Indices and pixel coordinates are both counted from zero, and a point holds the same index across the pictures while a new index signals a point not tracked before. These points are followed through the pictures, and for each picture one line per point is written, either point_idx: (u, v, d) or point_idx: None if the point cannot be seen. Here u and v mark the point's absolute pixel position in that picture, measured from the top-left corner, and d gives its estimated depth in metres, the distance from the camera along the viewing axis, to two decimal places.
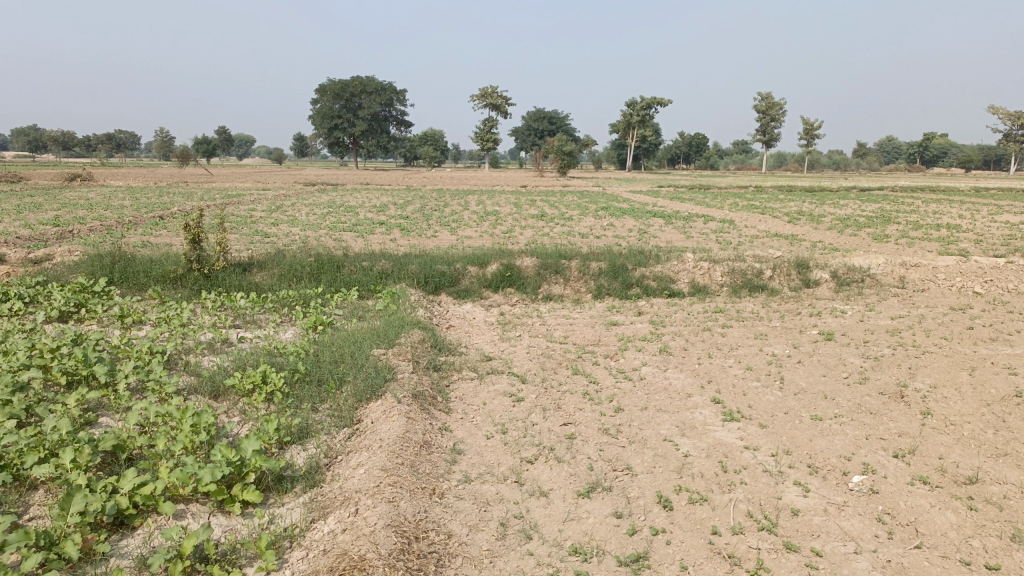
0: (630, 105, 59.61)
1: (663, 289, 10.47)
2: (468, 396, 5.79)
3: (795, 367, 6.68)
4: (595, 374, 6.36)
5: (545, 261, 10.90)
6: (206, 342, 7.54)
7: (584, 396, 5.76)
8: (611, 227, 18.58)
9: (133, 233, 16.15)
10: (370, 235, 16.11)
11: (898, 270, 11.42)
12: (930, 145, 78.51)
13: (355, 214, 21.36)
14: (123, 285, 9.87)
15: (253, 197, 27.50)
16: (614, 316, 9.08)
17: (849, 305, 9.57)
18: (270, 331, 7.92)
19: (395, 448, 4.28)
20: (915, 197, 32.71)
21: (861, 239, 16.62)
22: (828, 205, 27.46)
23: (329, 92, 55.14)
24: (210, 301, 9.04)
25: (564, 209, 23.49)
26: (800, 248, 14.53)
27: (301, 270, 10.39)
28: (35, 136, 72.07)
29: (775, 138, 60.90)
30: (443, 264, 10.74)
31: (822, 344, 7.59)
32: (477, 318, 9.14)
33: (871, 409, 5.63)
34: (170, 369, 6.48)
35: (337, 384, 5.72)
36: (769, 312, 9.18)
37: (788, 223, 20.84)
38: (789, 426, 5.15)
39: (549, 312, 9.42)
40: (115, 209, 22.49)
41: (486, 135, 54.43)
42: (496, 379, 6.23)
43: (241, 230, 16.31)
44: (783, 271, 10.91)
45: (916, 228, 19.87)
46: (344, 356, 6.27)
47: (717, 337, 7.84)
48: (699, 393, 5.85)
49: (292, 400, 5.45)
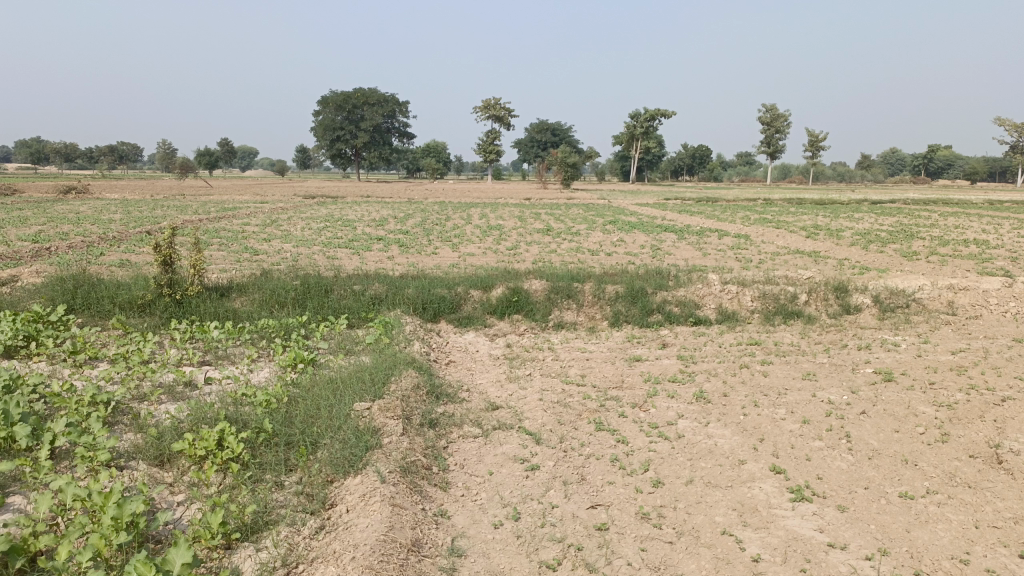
0: (633, 117, 58.71)
1: (688, 315, 9.38)
2: (470, 463, 4.72)
3: (861, 421, 5.61)
4: (623, 430, 5.28)
5: (555, 285, 9.86)
6: (165, 384, 6.48)
7: (613, 463, 4.68)
8: (621, 243, 17.59)
9: (114, 251, 15.16)
10: (366, 252, 15.09)
11: (944, 293, 10.32)
12: (936, 157, 77.53)
13: (353, 228, 20.37)
14: (85, 313, 8.83)
15: (249, 210, 26.57)
16: (636, 349, 8.02)
17: (899, 337, 8.51)
18: (242, 371, 6.87)
19: (371, 562, 3.23)
20: (931, 210, 31.57)
21: (890, 257, 15.56)
22: (843, 219, 26.41)
23: (332, 104, 54.26)
24: (180, 333, 8.00)
25: (571, 224, 22.44)
26: (828, 267, 13.48)
27: (284, 295, 9.34)
28: (36, 149, 71.43)
29: (780, 149, 59.92)
30: (442, 288, 9.71)
31: (882, 388, 6.51)
32: (480, 352, 8.07)
33: (968, 482, 4.57)
34: (115, 426, 5.41)
35: (309, 448, 4.65)
36: (811, 345, 8.10)
37: (806, 237, 19.84)
38: (875, 510, 4.11)
39: (562, 343, 8.36)
40: (102, 223, 21.56)
41: (489, 146, 53.50)
42: (504, 437, 5.16)
43: (227, 248, 15.25)
44: (819, 296, 9.87)
45: (943, 244, 18.77)
46: (320, 410, 5.19)
47: (758, 377, 6.76)
48: (753, 458, 4.77)
49: (251, 472, 4.38)
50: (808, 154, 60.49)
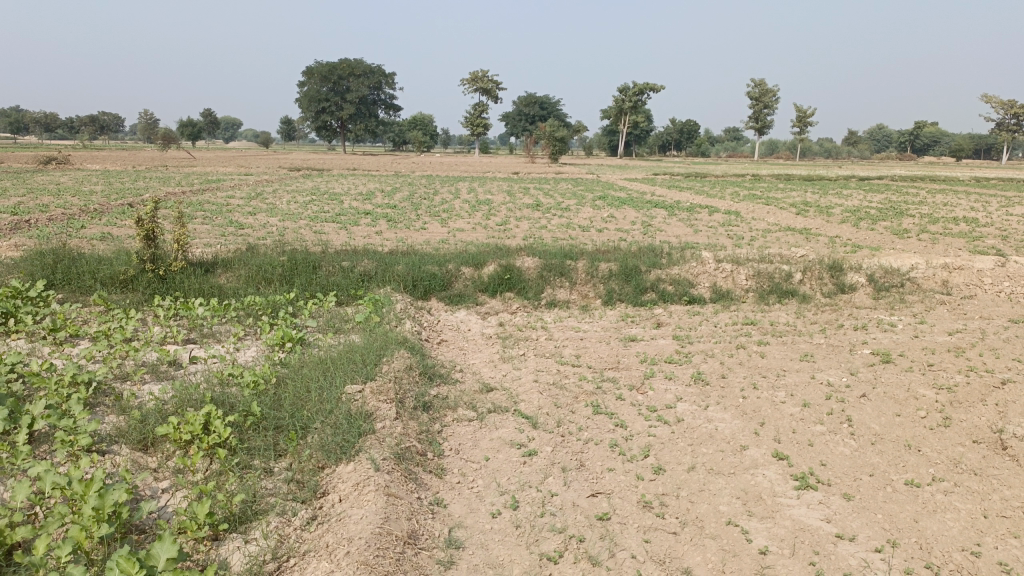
0: (622, 91, 58.19)
1: (682, 294, 9.25)
2: (466, 448, 4.59)
3: (862, 405, 5.52)
4: (620, 414, 5.16)
5: (548, 262, 9.70)
6: (149, 364, 6.28)
7: (613, 449, 4.56)
8: (612, 218, 17.44)
9: (95, 223, 14.81)
10: (354, 227, 14.84)
11: (939, 272, 10.26)
12: (922, 133, 77.62)
13: (339, 202, 20.06)
14: (65, 288, 8.58)
15: (233, 182, 26.15)
16: (631, 329, 7.89)
17: (895, 317, 8.43)
18: (229, 350, 6.68)
19: (367, 557, 3.10)
20: (920, 187, 31.52)
21: (881, 235, 15.51)
22: (833, 195, 26.32)
23: (317, 75, 53.39)
24: (164, 310, 7.78)
25: (560, 199, 22.22)
26: (820, 245, 13.38)
27: (271, 271, 9.12)
28: (16, 117, 69.97)
29: (768, 125, 59.71)
30: (433, 265, 9.52)
31: (881, 370, 6.43)
32: (472, 331, 7.91)
33: (973, 468, 4.49)
34: (96, 408, 5.23)
35: (299, 433, 4.49)
36: (807, 325, 8.00)
37: (796, 214, 19.77)
38: (881, 499, 4.03)
39: (555, 322, 8.21)
40: (83, 195, 21.11)
41: (476, 119, 52.96)
42: (500, 421, 5.01)
43: (211, 221, 14.95)
44: (814, 275, 9.77)
45: (933, 222, 18.73)
46: (310, 393, 5.01)
47: (755, 358, 6.65)
48: (755, 443, 4.67)
49: (239, 459, 4.22)
50: (796, 131, 60.33)
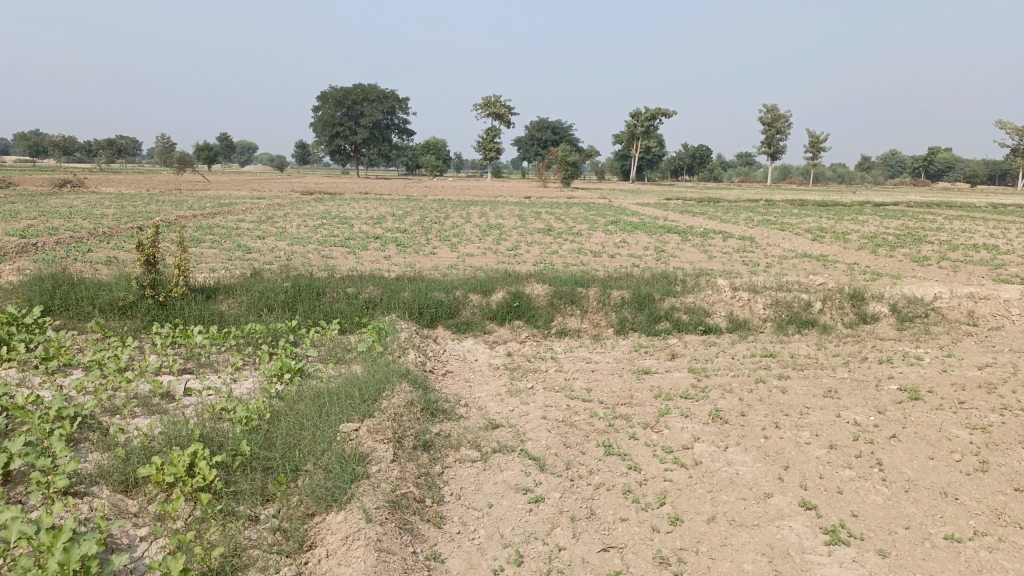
0: (634, 116, 58.18)
1: (698, 323, 8.92)
2: (468, 492, 4.29)
3: (893, 447, 5.17)
4: (634, 455, 4.84)
5: (558, 290, 9.42)
6: (141, 396, 6.01)
7: (626, 495, 4.24)
8: (625, 244, 17.18)
9: (102, 247, 14.67)
10: (362, 252, 14.64)
11: (965, 302, 9.89)
12: (936, 159, 77.09)
13: (349, 226, 19.89)
14: (63, 314, 8.37)
15: (245, 205, 26.14)
16: (644, 361, 7.57)
17: (921, 349, 8.07)
18: (225, 381, 6.41)
19: None
20: (936, 213, 31.06)
21: (900, 262, 15.14)
22: (848, 221, 25.95)
23: (331, 100, 53.72)
24: (162, 338, 7.54)
25: (572, 223, 22.00)
26: (838, 272, 13.04)
27: (274, 297, 8.88)
28: (34, 141, 70.76)
29: (781, 150, 59.48)
30: (440, 292, 9.26)
31: (909, 408, 6.07)
32: (479, 361, 7.61)
33: (1018, 520, 4.15)
34: (80, 445, 4.95)
35: (289, 476, 4.21)
36: (829, 358, 7.65)
37: (812, 240, 19.43)
38: (920, 556, 3.70)
39: (566, 352, 7.91)
40: (94, 218, 21.07)
41: (488, 144, 53.03)
42: (505, 462, 4.70)
43: (219, 245, 14.80)
44: (834, 304, 9.44)
45: (953, 249, 18.34)
46: (303, 430, 4.73)
47: (776, 394, 6.31)
48: (780, 490, 4.34)
49: (224, 504, 3.94)
50: (809, 156, 60.03)
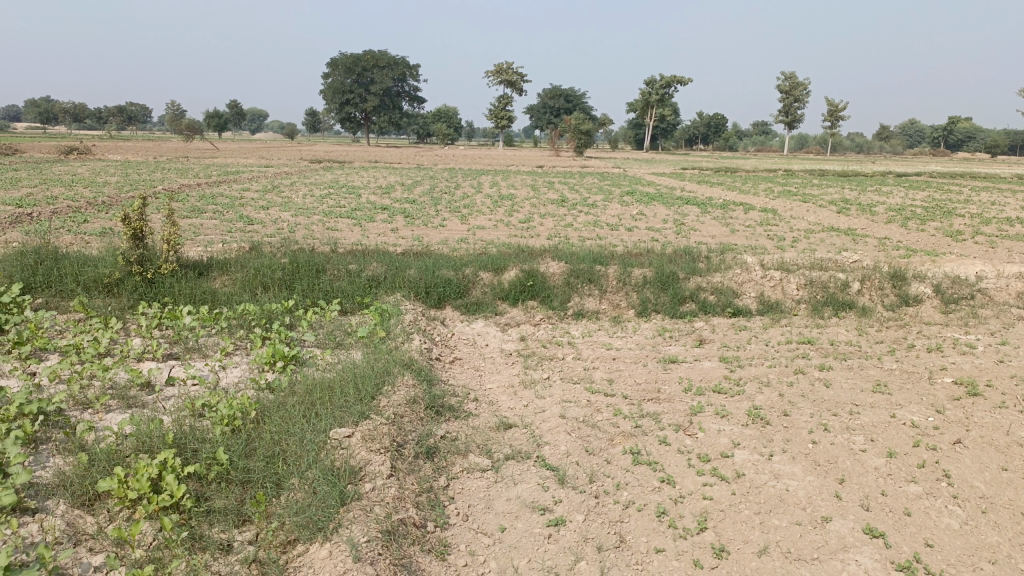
0: (649, 84, 56.87)
1: (726, 305, 8.26)
2: (477, 511, 3.72)
3: (961, 455, 4.55)
4: (666, 465, 4.24)
5: (575, 268, 8.79)
6: (117, 387, 5.42)
7: (660, 519, 3.67)
8: (642, 216, 16.51)
9: (100, 218, 14.10)
10: (369, 223, 14.04)
11: (1014, 283, 9.17)
12: (956, 129, 75.36)
13: (357, 196, 19.22)
14: (46, 291, 7.81)
15: (252, 174, 25.50)
16: (671, 348, 6.94)
17: (972, 336, 7.40)
18: (211, 371, 5.81)
19: None
20: (962, 184, 30.09)
21: (933, 237, 14.41)
22: (872, 192, 25.09)
23: (341, 66, 52.73)
24: (148, 319, 6.96)
25: (586, 194, 21.34)
26: (871, 248, 12.32)
27: (270, 275, 8.29)
28: (45, 106, 69.99)
29: (799, 119, 58.06)
30: (448, 270, 8.65)
31: (970, 406, 5.42)
32: (490, 347, 7.00)
33: None
34: (40, 447, 4.36)
35: (269, 493, 3.64)
36: (873, 346, 6.99)
37: (837, 212, 18.66)
38: None
39: (584, 337, 7.29)
40: (96, 187, 20.52)
41: (500, 112, 52.06)
42: (519, 473, 4.11)
43: (221, 216, 14.24)
44: (872, 285, 8.77)
45: (985, 222, 17.54)
46: (290, 435, 4.14)
47: (820, 389, 5.68)
48: (839, 513, 3.75)
49: (192, 529, 3.38)
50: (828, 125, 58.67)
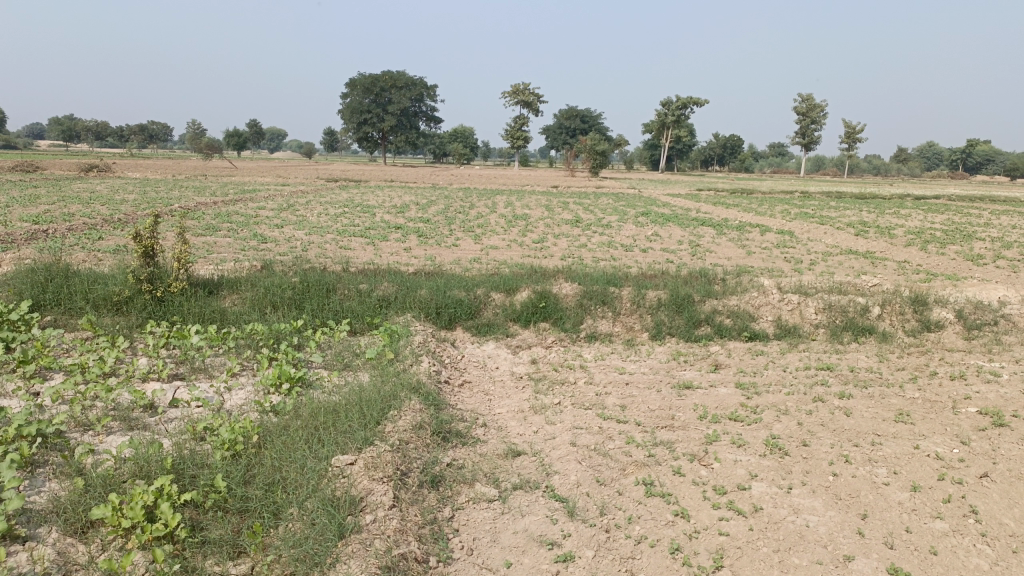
0: (665, 105, 56.90)
1: (742, 329, 8.09)
2: (482, 545, 3.57)
3: (989, 489, 4.34)
4: (680, 497, 4.08)
5: (589, 289, 8.65)
6: (121, 407, 5.32)
7: (673, 555, 3.50)
8: (657, 237, 16.37)
9: (114, 235, 14.12)
10: (382, 243, 13.98)
11: None
12: (975, 151, 74.79)
13: (372, 215, 19.21)
14: (55, 309, 7.77)
15: (268, 192, 25.61)
16: (686, 373, 6.77)
17: (997, 363, 7.18)
18: (216, 392, 5.70)
19: None
20: (982, 207, 29.73)
21: (954, 260, 14.16)
22: (890, 215, 24.83)
23: (359, 86, 53.15)
24: (156, 338, 6.88)
25: (601, 214, 21.24)
26: (890, 272, 12.11)
27: (280, 294, 8.21)
28: (68, 125, 70.96)
29: (815, 140, 57.82)
30: (460, 290, 8.54)
31: (997, 437, 5.21)
32: (500, 370, 6.87)
33: None
34: (38, 471, 4.26)
35: (266, 524, 3.51)
36: (895, 373, 6.79)
37: (855, 235, 18.44)
38: None
39: (597, 361, 7.13)
40: (114, 204, 20.64)
41: (516, 132, 52.21)
42: (527, 504, 3.96)
43: (234, 234, 14.23)
44: (893, 310, 8.57)
45: (1007, 246, 17.26)
46: (291, 462, 4.02)
47: (840, 418, 5.49)
48: (862, 551, 3.57)
49: (186, 561, 3.25)
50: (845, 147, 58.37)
